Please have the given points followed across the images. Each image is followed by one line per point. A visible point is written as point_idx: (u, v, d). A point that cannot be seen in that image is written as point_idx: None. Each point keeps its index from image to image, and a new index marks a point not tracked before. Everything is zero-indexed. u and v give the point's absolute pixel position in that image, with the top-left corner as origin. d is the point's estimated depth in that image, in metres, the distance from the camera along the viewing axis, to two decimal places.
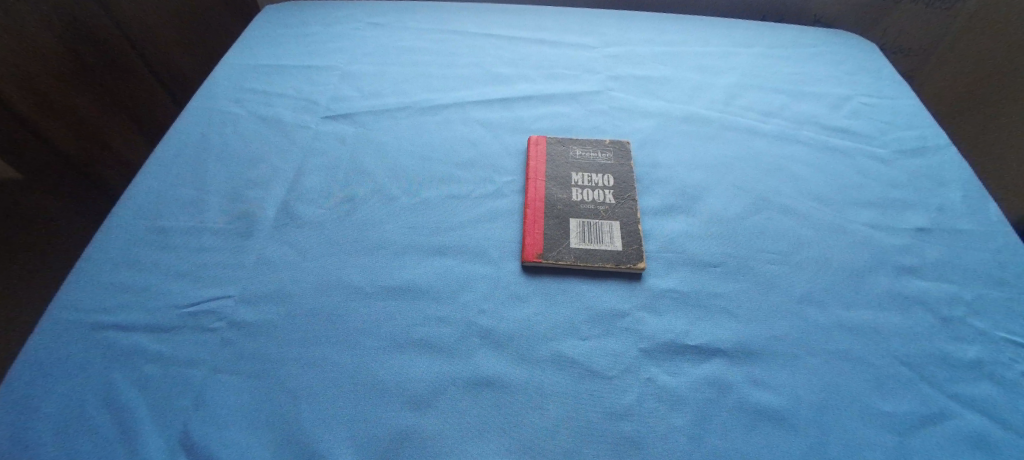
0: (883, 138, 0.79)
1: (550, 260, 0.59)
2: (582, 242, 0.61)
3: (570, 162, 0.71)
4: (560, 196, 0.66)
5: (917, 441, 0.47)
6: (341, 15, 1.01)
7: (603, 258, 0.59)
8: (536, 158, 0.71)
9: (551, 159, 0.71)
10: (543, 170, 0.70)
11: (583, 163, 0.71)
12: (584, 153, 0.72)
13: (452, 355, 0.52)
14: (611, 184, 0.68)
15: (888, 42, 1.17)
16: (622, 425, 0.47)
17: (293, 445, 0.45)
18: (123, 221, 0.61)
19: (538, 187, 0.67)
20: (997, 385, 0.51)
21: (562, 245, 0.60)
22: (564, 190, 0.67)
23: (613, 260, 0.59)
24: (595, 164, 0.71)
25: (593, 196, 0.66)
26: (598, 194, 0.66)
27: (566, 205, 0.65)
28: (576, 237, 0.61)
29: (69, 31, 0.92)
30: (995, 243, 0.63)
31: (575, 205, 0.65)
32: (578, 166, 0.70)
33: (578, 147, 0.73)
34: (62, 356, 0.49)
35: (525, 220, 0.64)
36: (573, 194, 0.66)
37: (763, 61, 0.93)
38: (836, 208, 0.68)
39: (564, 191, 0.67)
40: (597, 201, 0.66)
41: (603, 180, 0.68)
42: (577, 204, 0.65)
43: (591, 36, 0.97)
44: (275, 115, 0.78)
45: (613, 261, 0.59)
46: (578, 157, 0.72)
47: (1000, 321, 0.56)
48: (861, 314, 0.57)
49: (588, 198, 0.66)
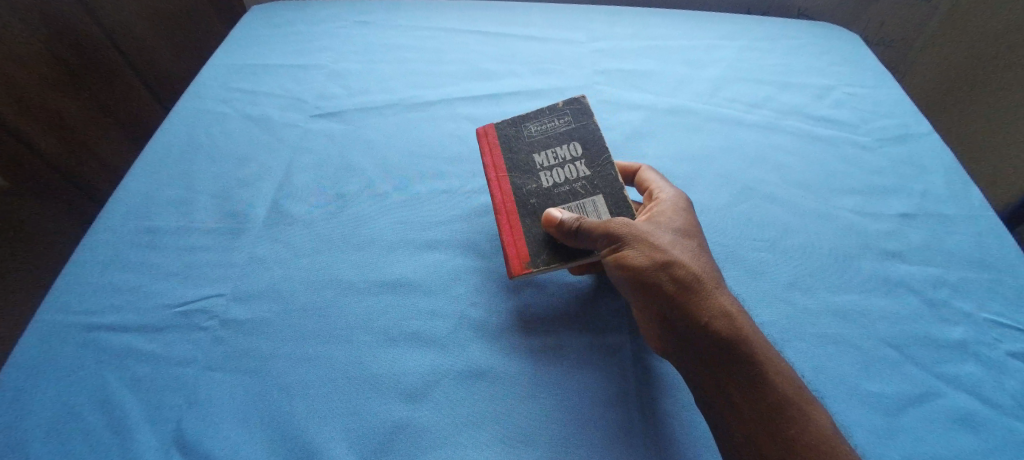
0: (867, 126, 0.80)
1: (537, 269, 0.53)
2: None
3: (529, 142, 0.61)
4: (529, 187, 0.58)
5: (905, 420, 0.48)
6: (327, 14, 1.01)
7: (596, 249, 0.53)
8: (490, 150, 0.62)
9: (504, 145, 0.62)
10: (501, 160, 0.61)
11: (543, 138, 0.61)
12: (542, 124, 0.62)
13: (444, 347, 0.52)
14: (579, 152, 0.59)
15: (871, 33, 1.20)
16: (616, 412, 0.48)
17: (287, 442, 0.45)
18: (109, 223, 0.61)
19: (502, 184, 0.59)
20: (981, 363, 0.52)
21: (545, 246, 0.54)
22: (532, 179, 0.59)
23: None
24: (556, 135, 0.61)
25: (565, 174, 0.58)
26: (569, 171, 0.58)
27: (539, 196, 0.57)
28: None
29: (52, 36, 0.93)
30: (977, 226, 0.65)
31: (548, 193, 0.57)
32: (538, 145, 0.61)
33: (532, 122, 0.63)
34: (48, 359, 0.49)
35: (501, 225, 0.58)
36: (542, 180, 0.58)
37: (748, 53, 0.94)
38: (821, 196, 0.69)
39: (532, 179, 0.59)
40: (570, 179, 0.58)
41: (569, 151, 0.59)
42: (551, 190, 0.57)
43: (578, 31, 0.97)
44: (263, 114, 0.78)
45: None
46: (536, 133, 0.62)
47: (983, 301, 0.57)
48: (847, 298, 0.57)
49: (560, 179, 0.58)
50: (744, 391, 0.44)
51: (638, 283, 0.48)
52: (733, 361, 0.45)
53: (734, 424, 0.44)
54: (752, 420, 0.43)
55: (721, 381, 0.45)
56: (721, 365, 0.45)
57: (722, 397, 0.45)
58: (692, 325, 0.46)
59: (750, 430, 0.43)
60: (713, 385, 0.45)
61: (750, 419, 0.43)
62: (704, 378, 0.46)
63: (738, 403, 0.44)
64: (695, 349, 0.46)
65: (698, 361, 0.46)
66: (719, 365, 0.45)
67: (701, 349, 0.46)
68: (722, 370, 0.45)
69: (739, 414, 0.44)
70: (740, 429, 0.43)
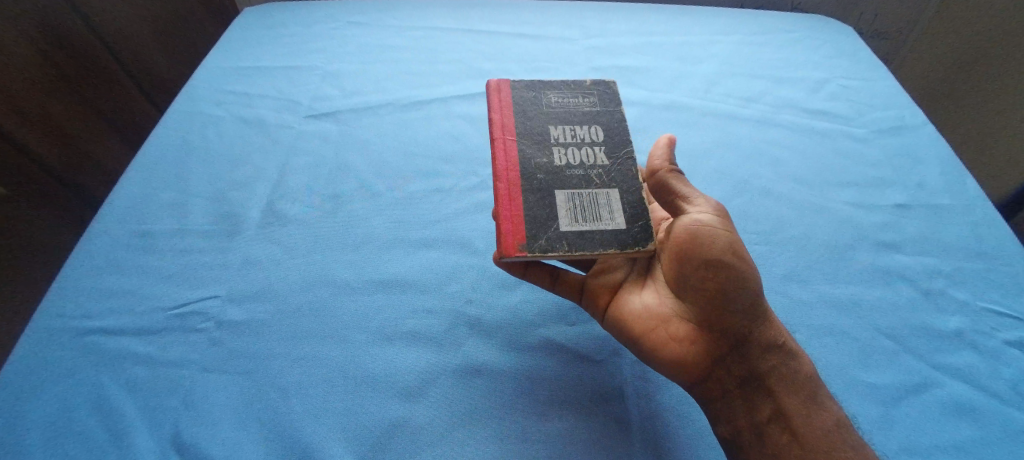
0: (861, 118, 0.80)
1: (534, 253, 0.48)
2: (575, 222, 0.50)
3: (546, 114, 0.59)
4: (539, 161, 0.54)
5: (902, 410, 0.48)
6: (321, 15, 1.01)
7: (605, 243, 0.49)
8: (501, 111, 0.58)
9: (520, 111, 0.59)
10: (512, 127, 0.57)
11: (563, 113, 0.59)
12: (562, 101, 0.60)
13: (441, 345, 0.52)
14: (600, 137, 0.57)
15: (864, 26, 1.22)
16: (613, 406, 0.48)
17: (284, 441, 0.45)
18: (104, 226, 0.61)
19: (509, 149, 0.55)
20: (978, 352, 0.52)
21: (550, 228, 0.49)
22: (544, 152, 0.55)
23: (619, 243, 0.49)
24: (578, 114, 0.59)
25: (581, 156, 0.55)
26: (587, 154, 0.55)
27: (548, 171, 0.54)
28: (567, 216, 0.50)
29: (47, 42, 0.93)
30: (973, 216, 0.65)
31: (559, 172, 0.54)
32: (558, 118, 0.59)
33: (554, 94, 0.61)
34: (45, 362, 0.49)
35: (496, 195, 0.52)
36: (554, 156, 0.55)
37: (742, 48, 0.94)
38: (816, 188, 0.69)
39: (544, 153, 0.55)
40: (586, 164, 0.55)
41: (589, 134, 0.57)
42: (563, 170, 0.54)
43: (571, 28, 0.97)
44: (257, 116, 0.78)
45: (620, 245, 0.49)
46: (556, 107, 0.60)
47: (979, 291, 0.57)
48: (843, 289, 0.57)
49: (575, 161, 0.55)
50: (801, 409, 0.44)
51: (727, 285, 0.44)
52: (788, 378, 0.45)
53: (784, 441, 0.43)
54: (807, 436, 0.42)
55: (773, 397, 0.44)
56: (777, 381, 0.45)
57: (772, 414, 0.44)
58: (755, 340, 0.46)
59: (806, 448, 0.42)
60: (765, 402, 0.45)
61: (803, 437, 0.43)
62: (752, 394, 0.45)
63: (790, 419, 0.43)
64: (751, 365, 0.45)
65: (749, 375, 0.45)
66: (772, 380, 0.45)
67: (759, 364, 0.45)
68: (775, 386, 0.45)
69: (792, 430, 0.43)
70: (792, 446, 0.42)
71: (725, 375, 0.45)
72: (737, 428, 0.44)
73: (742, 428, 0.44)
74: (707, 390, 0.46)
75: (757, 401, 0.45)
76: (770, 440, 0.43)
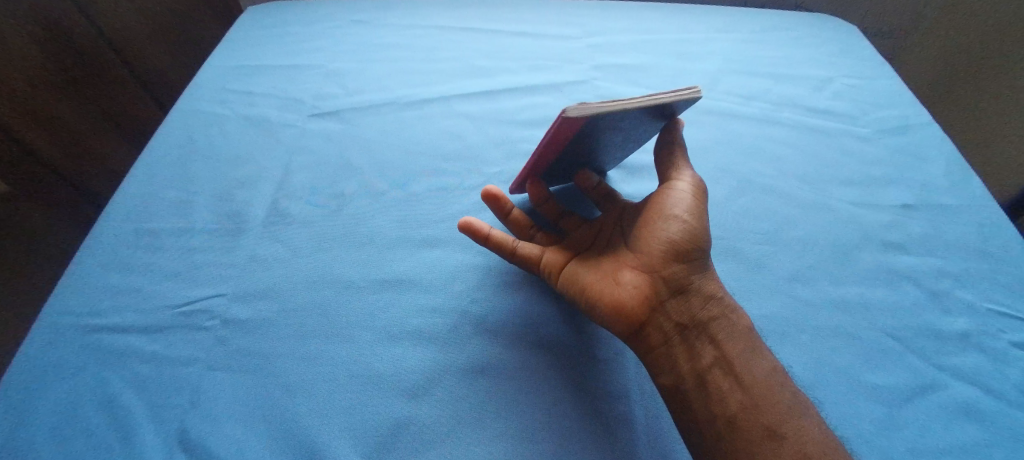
0: (865, 117, 0.79)
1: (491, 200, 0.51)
2: None
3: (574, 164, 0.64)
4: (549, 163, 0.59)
5: (908, 411, 0.48)
6: (323, 13, 1.01)
7: None
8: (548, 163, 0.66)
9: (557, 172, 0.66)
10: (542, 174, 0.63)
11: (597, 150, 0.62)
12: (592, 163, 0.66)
13: (445, 344, 0.52)
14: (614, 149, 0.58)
15: (869, 24, 1.20)
16: (617, 406, 0.48)
17: (290, 440, 0.46)
18: (110, 225, 0.61)
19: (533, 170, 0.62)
20: (984, 354, 0.52)
21: None
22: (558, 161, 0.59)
23: None
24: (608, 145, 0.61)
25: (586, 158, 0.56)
26: None
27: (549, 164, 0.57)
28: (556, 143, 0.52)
29: (53, 41, 0.94)
30: (978, 216, 0.64)
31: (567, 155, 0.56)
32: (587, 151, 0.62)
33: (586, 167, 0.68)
34: (51, 361, 0.49)
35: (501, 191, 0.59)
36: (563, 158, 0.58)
37: (744, 46, 0.93)
38: (820, 188, 0.69)
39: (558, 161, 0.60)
40: None
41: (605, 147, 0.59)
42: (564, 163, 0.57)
43: (573, 26, 0.97)
44: (261, 114, 0.78)
45: None
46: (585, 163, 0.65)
47: (984, 291, 0.57)
48: (848, 290, 0.57)
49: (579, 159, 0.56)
50: (741, 355, 0.47)
51: (678, 240, 0.50)
52: (726, 327, 0.49)
53: (726, 386, 0.45)
54: (747, 379, 0.45)
55: (716, 344, 0.48)
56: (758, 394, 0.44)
57: (713, 361, 0.47)
58: (697, 290, 0.50)
59: (746, 390, 0.45)
60: (706, 348, 0.47)
61: (745, 381, 0.45)
62: (694, 340, 0.48)
63: (734, 368, 0.46)
64: (691, 314, 0.49)
65: (689, 323, 0.49)
66: (712, 329, 0.48)
67: (700, 313, 0.49)
68: (716, 334, 0.48)
69: (734, 376, 0.46)
70: (733, 388, 0.45)
71: (668, 324, 0.48)
72: (680, 375, 0.46)
73: (684, 375, 0.46)
74: (651, 339, 0.48)
75: (700, 350, 0.47)
76: (714, 386, 0.45)
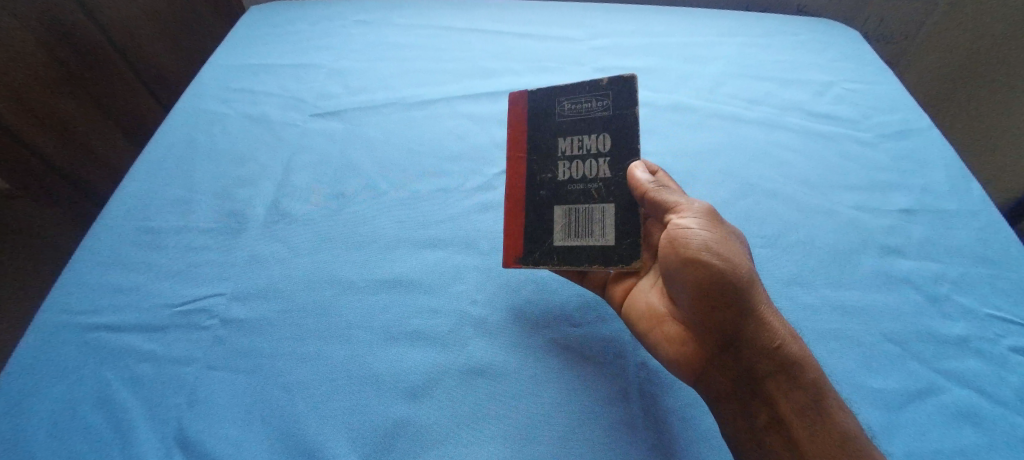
0: (867, 122, 0.80)
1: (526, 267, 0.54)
2: (566, 236, 0.53)
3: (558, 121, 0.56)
4: (541, 177, 0.55)
5: (906, 416, 0.48)
6: (327, 13, 1.01)
7: (591, 257, 0.52)
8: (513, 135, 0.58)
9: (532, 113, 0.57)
10: (525, 131, 0.57)
11: (573, 119, 0.56)
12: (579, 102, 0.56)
13: (445, 345, 0.52)
14: (606, 147, 0.54)
15: (871, 29, 1.22)
16: (617, 409, 0.48)
17: (288, 440, 0.45)
18: (109, 223, 0.61)
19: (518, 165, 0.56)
20: (983, 358, 0.52)
21: (543, 241, 0.54)
22: (547, 166, 0.55)
23: (604, 257, 0.52)
24: (588, 119, 0.55)
25: (584, 169, 0.54)
26: (591, 167, 0.54)
27: (549, 186, 0.55)
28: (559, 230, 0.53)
29: (54, 39, 0.94)
30: (978, 221, 0.65)
31: (560, 186, 0.54)
32: (564, 126, 0.56)
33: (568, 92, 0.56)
34: (49, 358, 0.49)
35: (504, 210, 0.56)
36: (559, 171, 0.55)
37: (748, 50, 0.94)
38: (822, 192, 0.69)
39: (548, 168, 0.55)
40: (589, 175, 0.54)
41: (596, 143, 0.54)
42: (564, 184, 0.54)
43: (577, 28, 0.97)
44: (263, 113, 0.78)
45: (603, 260, 0.51)
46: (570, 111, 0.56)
47: (984, 296, 0.57)
48: (848, 293, 0.57)
49: (578, 174, 0.54)
50: (799, 416, 0.43)
51: (712, 286, 0.45)
52: (785, 381, 0.44)
53: (780, 449, 0.43)
54: (806, 447, 0.42)
55: (772, 402, 0.44)
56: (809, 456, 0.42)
57: (768, 420, 0.44)
58: (748, 343, 0.45)
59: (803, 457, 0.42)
60: (759, 407, 0.45)
61: (801, 447, 0.42)
62: (745, 397, 0.45)
63: (790, 431, 0.43)
64: (744, 368, 0.45)
65: (745, 378, 0.45)
66: (769, 386, 0.45)
67: (757, 367, 0.45)
68: (773, 394, 0.44)
69: (791, 441, 0.43)
70: (788, 454, 0.42)
71: (722, 377, 0.46)
72: (733, 433, 0.45)
73: (740, 433, 0.45)
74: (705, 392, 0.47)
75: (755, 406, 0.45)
76: (768, 447, 0.43)
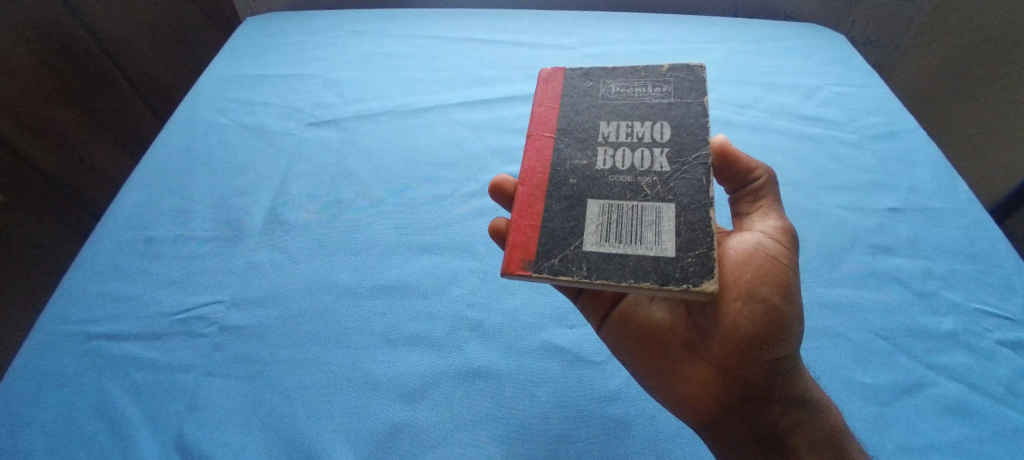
0: (854, 123, 0.81)
1: (544, 274, 0.42)
2: (604, 240, 0.43)
3: (604, 105, 0.51)
4: (575, 162, 0.47)
5: (898, 410, 0.49)
6: (322, 24, 1.02)
7: (638, 271, 0.40)
8: (545, 104, 0.52)
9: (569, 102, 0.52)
10: (553, 103, 0.52)
11: (621, 104, 0.50)
12: (626, 89, 0.51)
13: (443, 348, 0.53)
14: (665, 136, 0.47)
15: (857, 34, 1.25)
16: (611, 408, 0.49)
17: (288, 443, 0.46)
18: (108, 233, 0.62)
19: (543, 148, 0.49)
20: (972, 352, 0.53)
21: (576, 245, 0.43)
22: (584, 152, 0.48)
23: (657, 276, 0.40)
24: (641, 107, 0.49)
25: (631, 159, 0.46)
26: (638, 156, 0.46)
27: (587, 175, 0.46)
28: (594, 235, 0.43)
29: (50, 54, 0.97)
30: (964, 219, 0.66)
31: (598, 176, 0.46)
32: (612, 112, 0.50)
33: (616, 81, 0.52)
34: (50, 366, 0.49)
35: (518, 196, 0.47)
36: (598, 159, 0.47)
37: (737, 55, 0.95)
38: (812, 193, 0.70)
39: (582, 155, 0.48)
40: (636, 168, 0.46)
41: (652, 131, 0.48)
42: (603, 175, 0.46)
43: (570, 37, 0.99)
44: (259, 123, 0.79)
45: (658, 280, 0.40)
46: (614, 97, 0.51)
47: (973, 292, 0.58)
48: (839, 291, 0.58)
49: (624, 164, 0.46)
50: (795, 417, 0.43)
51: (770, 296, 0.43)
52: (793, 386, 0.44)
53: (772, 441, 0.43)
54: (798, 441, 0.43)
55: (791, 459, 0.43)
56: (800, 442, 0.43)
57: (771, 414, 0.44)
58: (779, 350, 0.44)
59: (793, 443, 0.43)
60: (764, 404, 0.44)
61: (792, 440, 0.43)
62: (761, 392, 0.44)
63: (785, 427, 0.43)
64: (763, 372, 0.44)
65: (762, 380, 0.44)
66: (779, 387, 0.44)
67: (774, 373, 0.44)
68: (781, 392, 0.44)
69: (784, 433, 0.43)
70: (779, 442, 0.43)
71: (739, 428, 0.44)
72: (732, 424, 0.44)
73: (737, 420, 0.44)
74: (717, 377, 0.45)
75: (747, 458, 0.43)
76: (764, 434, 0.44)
